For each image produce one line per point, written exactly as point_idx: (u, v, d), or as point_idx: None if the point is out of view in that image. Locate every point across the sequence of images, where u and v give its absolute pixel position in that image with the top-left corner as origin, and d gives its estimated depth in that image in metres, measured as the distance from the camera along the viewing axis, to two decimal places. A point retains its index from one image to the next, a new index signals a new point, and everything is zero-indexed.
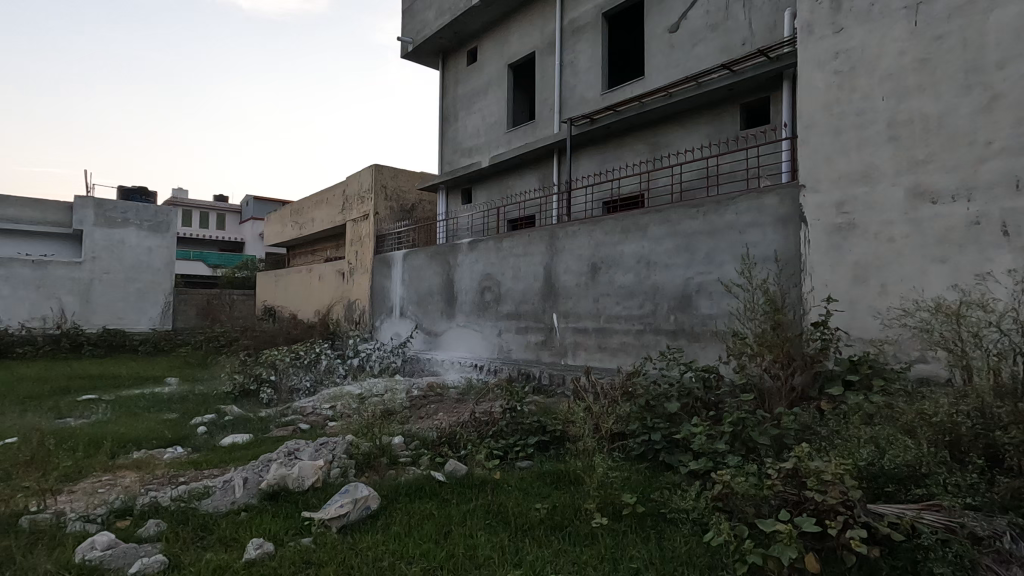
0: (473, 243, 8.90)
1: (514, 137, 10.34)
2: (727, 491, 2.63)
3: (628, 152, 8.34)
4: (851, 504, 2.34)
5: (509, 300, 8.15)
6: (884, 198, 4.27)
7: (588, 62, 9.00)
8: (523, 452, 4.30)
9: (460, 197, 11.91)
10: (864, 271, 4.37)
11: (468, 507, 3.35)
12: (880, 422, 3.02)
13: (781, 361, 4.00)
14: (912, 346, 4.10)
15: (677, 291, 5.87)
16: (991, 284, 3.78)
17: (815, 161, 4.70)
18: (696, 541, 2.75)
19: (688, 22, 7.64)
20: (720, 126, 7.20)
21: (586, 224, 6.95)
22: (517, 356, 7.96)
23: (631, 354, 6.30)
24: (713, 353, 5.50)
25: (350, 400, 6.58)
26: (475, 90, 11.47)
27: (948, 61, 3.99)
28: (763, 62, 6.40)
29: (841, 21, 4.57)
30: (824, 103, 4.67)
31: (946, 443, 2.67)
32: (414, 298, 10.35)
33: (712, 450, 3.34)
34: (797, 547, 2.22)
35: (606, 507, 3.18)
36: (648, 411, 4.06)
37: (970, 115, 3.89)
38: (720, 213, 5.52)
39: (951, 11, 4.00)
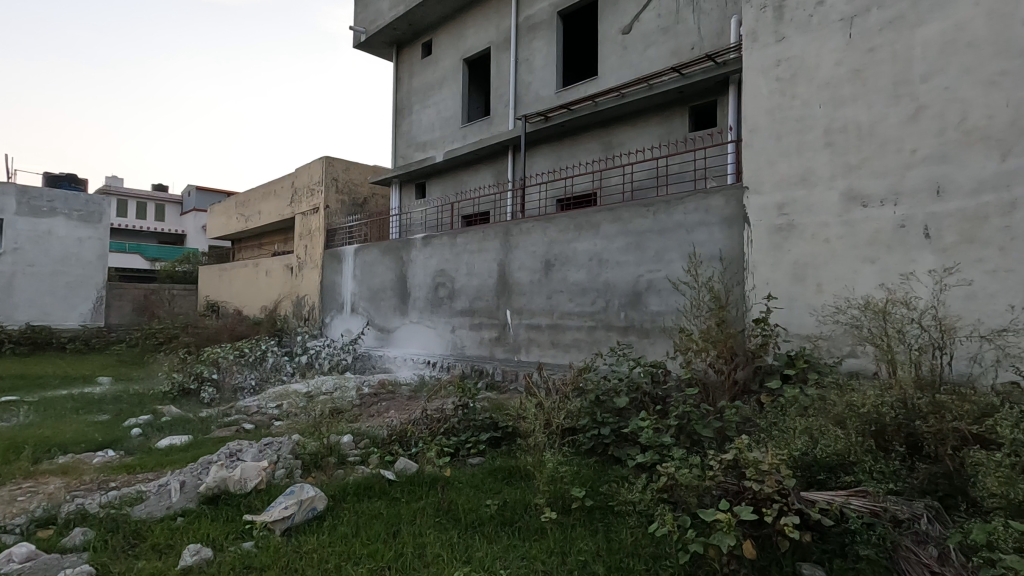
0: (426, 238, 8.80)
1: (469, 133, 10.27)
2: (671, 482, 2.70)
3: (583, 151, 8.44)
4: (785, 491, 2.45)
5: (463, 297, 8.11)
6: (821, 201, 4.49)
7: (543, 60, 9.04)
8: (475, 449, 4.29)
9: (414, 192, 11.75)
10: (801, 270, 4.58)
11: (418, 505, 3.32)
12: (813, 414, 3.15)
13: (724, 357, 4.17)
14: (844, 341, 4.33)
15: (628, 288, 5.99)
16: (915, 283, 4.03)
17: (758, 164, 4.90)
18: (642, 532, 2.82)
19: (640, 24, 7.79)
20: (670, 128, 7.39)
21: (539, 221, 7.00)
22: (471, 353, 7.93)
23: (584, 350, 6.39)
24: (662, 349, 5.65)
25: (298, 399, 6.39)
26: (430, 84, 11.33)
27: (880, 72, 4.23)
28: (711, 67, 6.62)
29: (782, 30, 4.77)
30: (766, 108, 4.86)
31: (872, 432, 2.83)
32: (366, 294, 10.15)
33: (659, 444, 3.43)
34: (735, 535, 2.30)
35: (556, 502, 3.23)
36: (598, 406, 4.13)
37: (899, 124, 4.13)
38: (669, 213, 5.66)
39: (882, 25, 4.23)
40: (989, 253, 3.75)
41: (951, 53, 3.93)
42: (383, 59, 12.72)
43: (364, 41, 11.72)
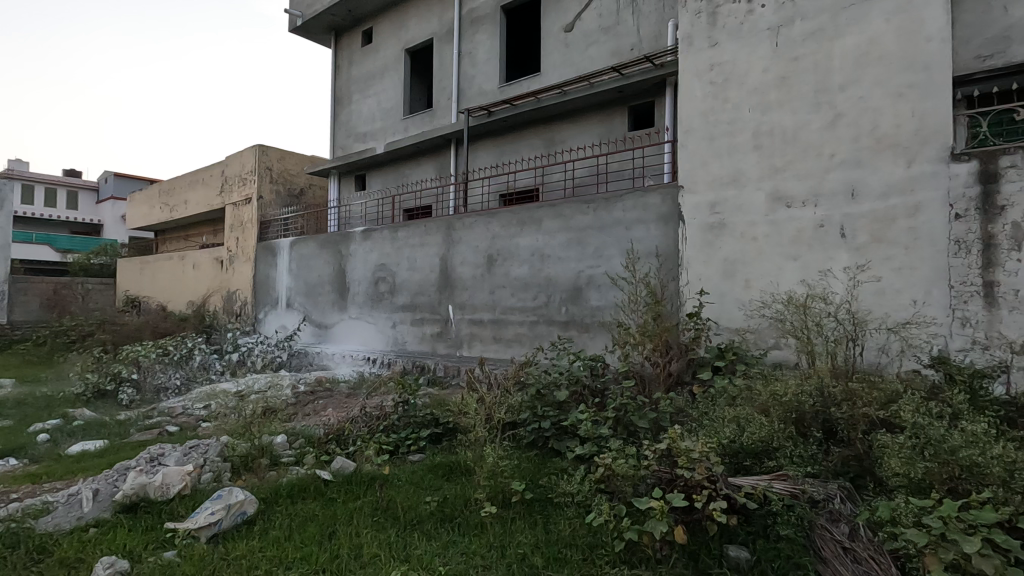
0: (366, 232, 8.58)
1: (411, 125, 10.09)
2: (609, 473, 2.77)
3: (525, 147, 8.48)
4: (714, 478, 2.56)
5: (404, 291, 7.97)
6: (749, 201, 4.72)
7: (487, 54, 9.01)
8: (415, 446, 4.23)
9: (354, 184, 11.43)
10: (731, 267, 4.80)
11: (356, 505, 3.23)
12: (741, 403, 3.32)
13: (659, 350, 4.33)
14: (769, 334, 4.57)
15: (569, 283, 6.07)
16: (832, 280, 4.31)
17: (692, 164, 5.08)
18: (579, 522, 2.87)
19: (582, 23, 7.89)
20: (610, 127, 7.55)
21: (482, 216, 6.97)
22: (413, 349, 7.81)
23: (525, 344, 6.44)
24: (601, 343, 5.78)
25: (227, 399, 6.08)
26: (370, 73, 11.02)
27: (803, 80, 4.49)
28: (649, 68, 6.80)
29: (715, 36, 4.97)
30: (700, 110, 5.05)
31: (793, 419, 3.01)
32: (302, 288, 9.79)
33: (597, 436, 3.50)
34: (667, 521, 2.40)
35: (496, 496, 3.24)
36: (538, 400, 4.17)
37: (819, 130, 4.40)
38: (609, 210, 5.78)
39: (805, 36, 4.49)
40: (896, 252, 4.06)
41: (865, 65, 4.21)
42: (321, 44, 12.26)
43: (300, 26, 11.25)
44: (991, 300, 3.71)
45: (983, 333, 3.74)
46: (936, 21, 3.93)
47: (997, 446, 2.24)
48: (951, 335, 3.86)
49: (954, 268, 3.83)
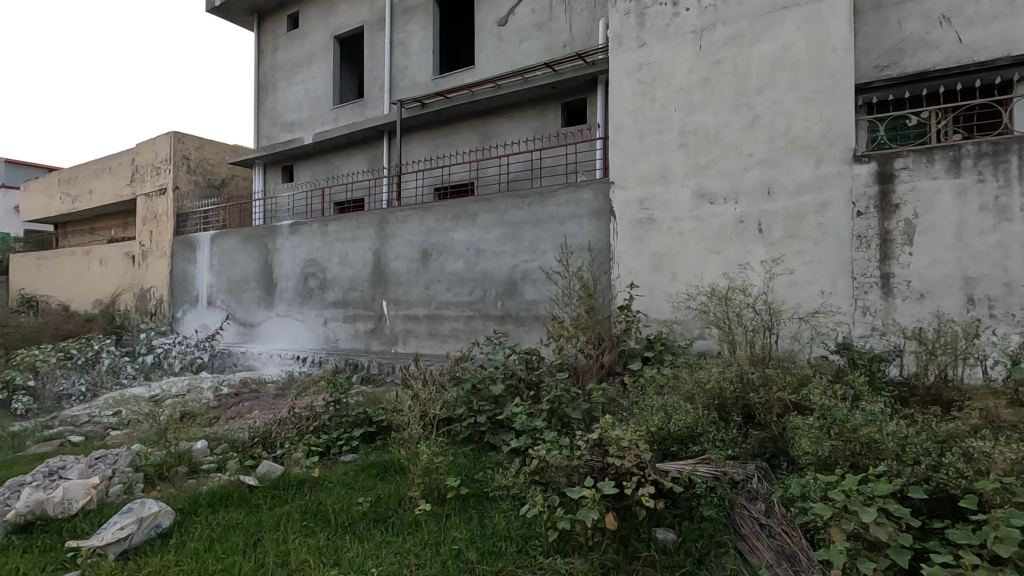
0: (294, 225, 8.22)
1: (341, 115, 9.75)
2: (543, 464, 2.83)
3: (460, 140, 8.42)
4: (642, 464, 2.66)
5: (335, 288, 7.72)
6: (676, 197, 4.91)
7: (420, 45, 8.84)
8: (347, 446, 4.10)
9: (280, 175, 10.93)
10: (659, 260, 4.98)
11: (283, 510, 3.10)
12: (668, 392, 3.47)
13: (592, 342, 4.46)
14: (695, 325, 4.78)
15: (504, 278, 6.09)
16: (750, 272, 4.56)
17: (623, 161, 5.21)
18: (514, 514, 2.90)
19: (516, 18, 7.90)
20: (544, 122, 7.64)
21: (415, 210, 6.85)
22: (345, 346, 7.59)
23: (461, 339, 6.40)
24: (536, 336, 5.84)
25: (140, 404, 5.65)
26: (297, 59, 10.55)
27: (724, 82, 4.71)
28: (581, 66, 6.91)
29: (644, 37, 5.11)
30: (630, 108, 5.18)
31: (715, 405, 3.18)
32: (225, 285, 9.26)
33: (532, 428, 3.53)
34: (598, 509, 2.47)
35: (430, 493, 3.20)
36: (474, 394, 4.16)
37: (739, 130, 4.63)
38: (543, 204, 5.84)
39: (726, 41, 4.71)
40: (807, 246, 4.34)
41: (780, 70, 4.48)
42: (243, 27, 11.58)
43: (219, 6, 10.57)
44: (888, 289, 4.06)
45: (881, 320, 4.09)
46: (841, 31, 4.24)
47: (891, 423, 2.46)
48: (854, 323, 4.18)
49: (856, 261, 4.16)
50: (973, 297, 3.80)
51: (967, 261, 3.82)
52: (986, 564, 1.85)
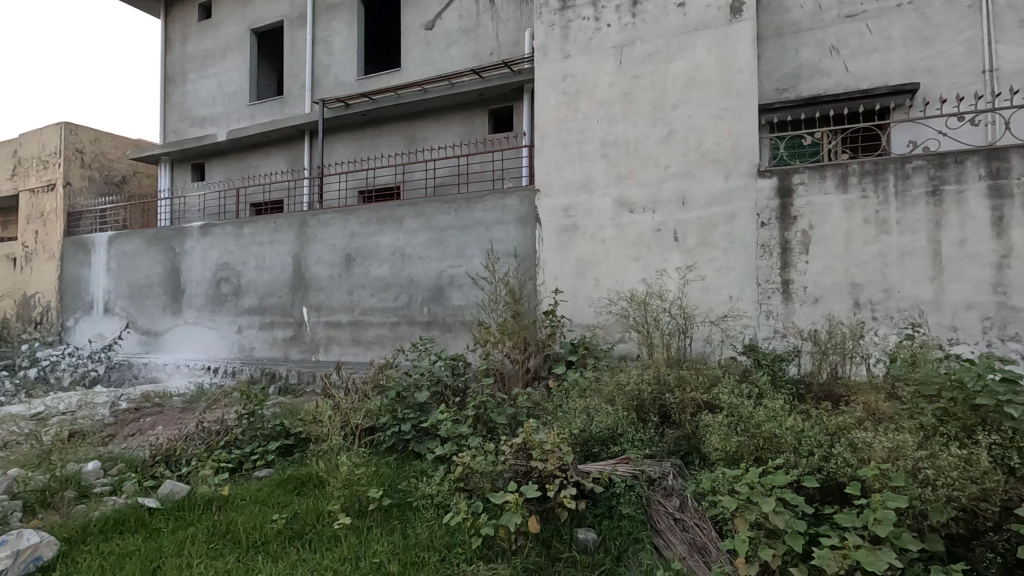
0: (204, 227, 7.72)
1: (259, 112, 9.29)
2: (467, 471, 2.82)
3: (385, 143, 8.26)
4: (565, 466, 2.72)
5: (251, 293, 7.31)
6: (598, 206, 5.08)
7: (344, 43, 8.61)
8: (262, 460, 3.88)
9: (190, 173, 10.24)
10: (583, 267, 5.11)
11: (187, 533, 2.89)
12: (590, 394, 3.56)
13: (519, 347, 4.54)
14: (616, 329, 4.93)
15: (431, 283, 6.03)
16: (666, 278, 4.79)
17: (548, 169, 5.32)
18: (437, 523, 2.85)
19: (442, 22, 7.88)
20: (471, 128, 7.66)
21: (338, 212, 6.64)
22: (262, 355, 7.19)
23: (386, 346, 6.26)
24: (463, 342, 5.81)
25: (20, 423, 5.07)
26: (209, 51, 9.94)
27: (642, 97, 4.94)
28: (507, 74, 7.00)
29: (567, 49, 5.26)
30: (554, 118, 5.30)
31: (635, 406, 3.32)
32: (124, 291, 8.52)
33: (457, 435, 3.51)
34: (521, 513, 2.50)
35: (351, 506, 3.09)
36: (398, 403, 4.08)
37: (656, 143, 4.87)
38: (470, 210, 5.84)
39: (644, 57, 4.94)
40: (717, 254, 4.61)
41: (693, 87, 4.75)
42: (147, 13, 10.77)
43: None
44: (788, 295, 4.39)
45: (782, 323, 4.41)
46: (746, 55, 4.56)
47: (789, 418, 2.66)
48: (759, 325, 4.48)
49: (761, 268, 4.48)
50: (859, 301, 4.20)
51: (854, 269, 4.21)
52: (867, 544, 2.03)
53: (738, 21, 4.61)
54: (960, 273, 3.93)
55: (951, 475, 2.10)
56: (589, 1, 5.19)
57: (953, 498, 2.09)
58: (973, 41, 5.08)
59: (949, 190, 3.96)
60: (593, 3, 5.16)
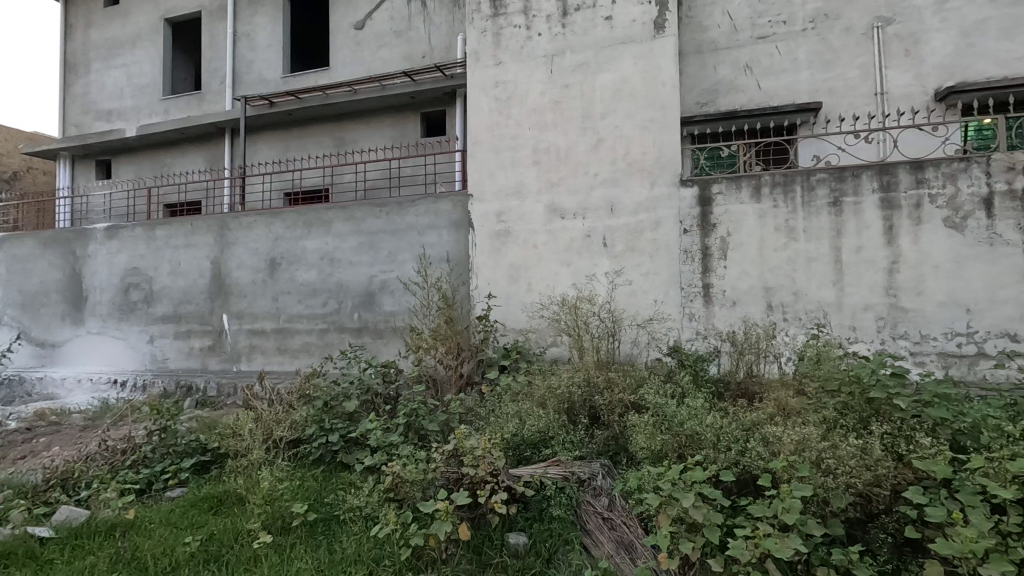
0: (111, 229, 7.14)
1: (174, 107, 8.73)
2: (397, 480, 2.78)
3: (313, 144, 7.99)
4: (496, 471, 2.73)
5: (164, 301, 6.82)
6: (531, 211, 5.14)
7: (268, 39, 8.26)
8: (175, 479, 3.61)
9: (94, 170, 9.45)
10: (516, 271, 5.15)
11: (86, 564, 2.66)
12: (522, 398, 3.60)
13: (452, 353, 4.53)
14: (548, 333, 4.99)
15: (362, 289, 5.87)
16: (596, 283, 4.92)
17: (480, 174, 5.32)
18: (365, 537, 2.76)
19: (373, 22, 7.73)
20: (403, 131, 7.55)
21: (262, 215, 6.34)
22: (176, 366, 6.73)
23: (314, 354, 6.03)
24: (395, 349, 5.70)
25: None
26: (117, 40, 9.23)
27: (572, 106, 5.06)
28: (439, 77, 6.97)
29: (499, 56, 5.30)
30: (487, 123, 5.32)
31: (565, 408, 3.39)
32: (14, 299, 7.70)
33: (387, 443, 3.43)
34: (451, 521, 2.50)
35: (273, 523, 2.94)
36: (326, 412, 3.93)
37: (585, 151, 5.00)
38: (402, 214, 5.75)
39: (574, 68, 5.07)
40: (644, 260, 4.79)
41: (620, 98, 4.91)
42: None
43: None
44: (709, 298, 4.62)
45: (703, 325, 4.63)
46: (669, 70, 4.78)
47: (709, 416, 2.79)
48: (683, 328, 4.68)
49: (684, 272, 4.69)
50: (771, 304, 4.48)
51: (767, 274, 4.49)
52: (776, 532, 2.16)
53: (662, 37, 4.82)
54: (858, 278, 4.29)
55: (849, 464, 2.29)
56: (520, 9, 5.26)
57: (851, 484, 2.27)
58: (866, 66, 5.58)
59: (848, 202, 4.32)
60: (524, 12, 5.24)
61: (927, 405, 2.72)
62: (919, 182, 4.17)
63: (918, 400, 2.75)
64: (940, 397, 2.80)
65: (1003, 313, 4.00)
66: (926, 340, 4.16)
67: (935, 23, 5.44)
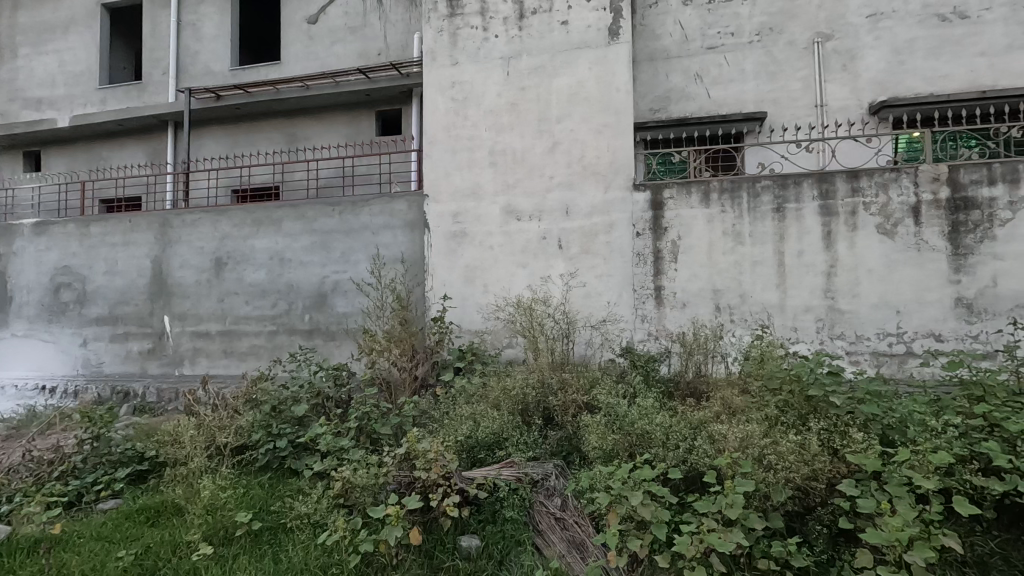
0: (39, 224, 6.70)
1: (112, 97, 8.29)
2: (348, 486, 2.72)
3: (263, 140, 7.74)
4: (448, 475, 2.71)
5: (99, 302, 6.45)
6: (487, 213, 5.14)
7: (216, 30, 7.96)
8: (108, 490, 3.41)
9: (21, 162, 8.85)
10: (472, 273, 5.14)
11: None
12: (476, 400, 3.58)
13: (406, 355, 4.48)
14: (503, 335, 5.00)
15: (313, 289, 5.72)
16: (551, 284, 4.96)
17: (436, 174, 5.27)
18: (312, 545, 2.69)
19: (327, 17, 7.56)
20: (357, 129, 7.41)
21: (207, 212, 6.09)
22: (112, 371, 6.37)
23: (262, 357, 5.83)
24: (347, 351, 5.58)
25: None
26: (48, 24, 8.67)
27: (529, 108, 5.09)
28: (395, 76, 6.88)
29: (456, 56, 5.28)
30: (443, 124, 5.28)
31: (520, 409, 3.40)
32: None
33: (337, 448, 3.35)
34: (402, 525, 2.49)
35: (214, 534, 2.83)
36: (274, 417, 3.81)
37: (541, 154, 5.04)
38: (355, 214, 5.64)
39: (530, 71, 5.10)
40: (598, 262, 4.86)
41: (575, 103, 4.98)
42: None
43: None
44: (660, 300, 4.74)
45: (654, 326, 4.74)
46: (623, 76, 4.88)
47: (659, 415, 2.86)
48: (635, 329, 4.78)
49: (636, 275, 4.79)
50: (719, 306, 4.63)
51: (715, 276, 4.64)
52: (720, 527, 2.23)
53: (616, 43, 4.91)
54: (799, 281, 4.49)
55: (788, 460, 2.39)
56: (477, 10, 5.26)
57: (790, 479, 2.37)
58: (808, 79, 5.86)
59: (790, 208, 4.51)
60: (481, 13, 5.24)
61: (860, 402, 2.87)
62: (854, 191, 4.40)
63: (852, 397, 2.90)
64: (871, 394, 2.96)
65: (929, 314, 4.27)
66: (861, 340, 4.39)
67: (870, 41, 5.75)
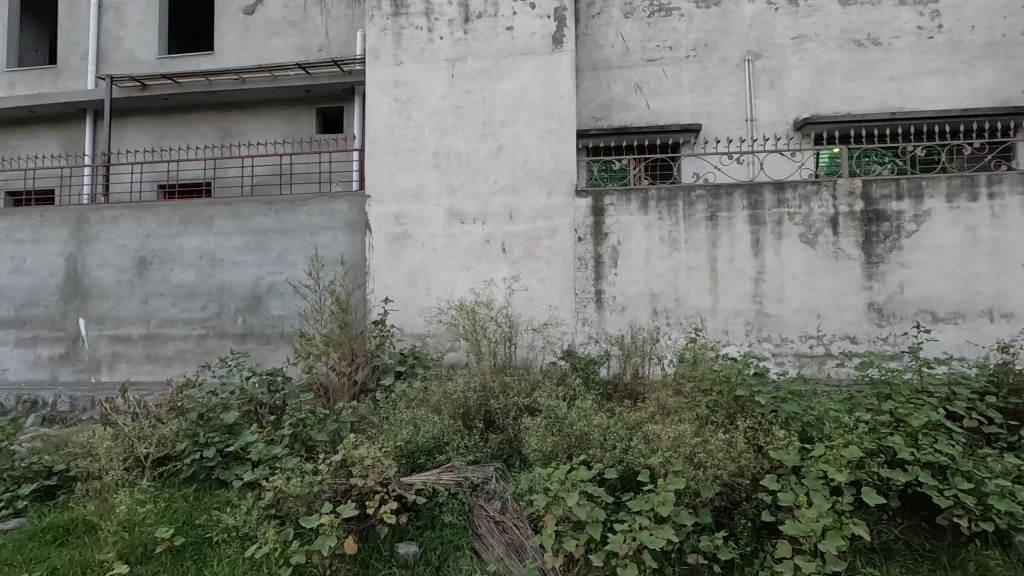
0: None
1: (21, 81, 7.65)
2: (280, 496, 2.63)
3: (193, 133, 7.35)
4: (386, 480, 2.66)
5: (2, 303, 5.91)
6: (430, 215, 5.09)
7: (142, 16, 7.51)
8: (9, 509, 3.16)
9: None
10: (414, 276, 5.07)
11: None
12: (417, 404, 3.52)
13: (344, 359, 4.41)
14: (446, 338, 4.96)
15: (246, 291, 5.48)
16: (494, 288, 4.97)
17: (378, 175, 5.17)
18: (240, 558, 2.59)
19: (265, 9, 7.29)
20: (296, 125, 7.18)
21: (129, 208, 5.72)
22: (17, 378, 5.86)
23: (189, 362, 5.52)
24: (282, 355, 5.37)
25: None
26: None
27: (473, 112, 5.09)
28: (337, 73, 6.73)
29: (400, 56, 5.21)
30: (386, 124, 5.19)
31: (461, 413, 3.39)
32: None
33: (270, 456, 3.20)
34: (336, 535, 2.43)
35: (131, 552, 2.66)
36: (201, 425, 3.61)
37: (485, 158, 5.05)
38: (293, 213, 5.45)
39: (475, 74, 5.11)
40: (540, 266, 4.91)
41: (519, 108, 5.02)
42: None
43: None
44: (600, 303, 4.84)
45: (594, 329, 4.84)
46: (566, 83, 4.97)
47: (596, 416, 2.92)
48: (576, 332, 4.87)
49: (578, 279, 4.88)
50: (656, 310, 4.78)
51: (652, 281, 4.80)
52: (652, 524, 2.31)
53: (559, 52, 5.00)
54: (730, 286, 4.71)
55: (716, 457, 2.50)
56: (421, 11, 5.21)
57: (717, 475, 2.49)
58: (739, 94, 6.17)
59: (722, 216, 4.73)
60: (426, 14, 5.20)
61: (782, 401, 3.05)
62: (780, 202, 4.66)
63: (776, 396, 3.08)
64: (792, 393, 3.15)
65: (845, 318, 4.58)
66: (785, 342, 4.65)
67: (795, 61, 6.12)
